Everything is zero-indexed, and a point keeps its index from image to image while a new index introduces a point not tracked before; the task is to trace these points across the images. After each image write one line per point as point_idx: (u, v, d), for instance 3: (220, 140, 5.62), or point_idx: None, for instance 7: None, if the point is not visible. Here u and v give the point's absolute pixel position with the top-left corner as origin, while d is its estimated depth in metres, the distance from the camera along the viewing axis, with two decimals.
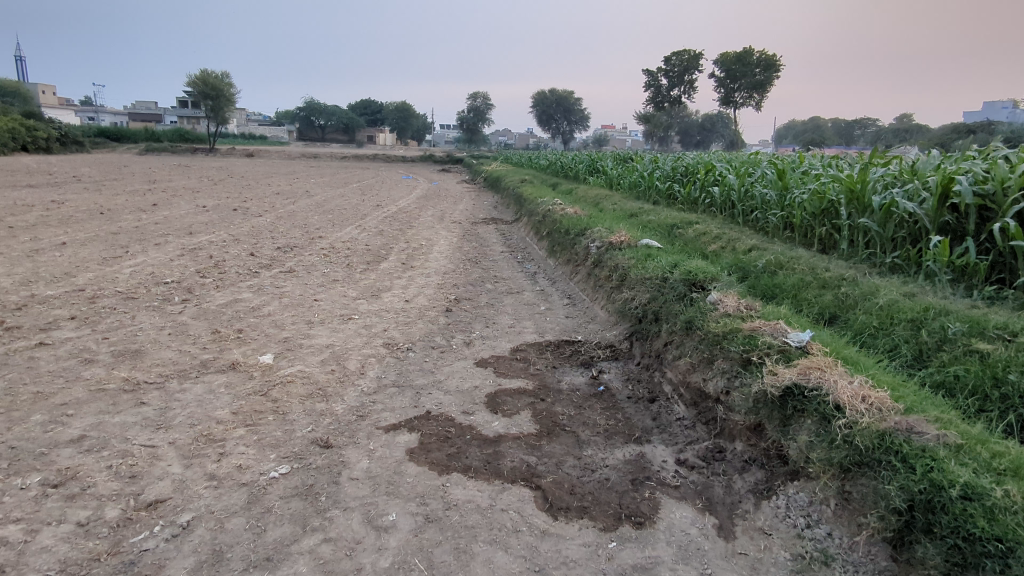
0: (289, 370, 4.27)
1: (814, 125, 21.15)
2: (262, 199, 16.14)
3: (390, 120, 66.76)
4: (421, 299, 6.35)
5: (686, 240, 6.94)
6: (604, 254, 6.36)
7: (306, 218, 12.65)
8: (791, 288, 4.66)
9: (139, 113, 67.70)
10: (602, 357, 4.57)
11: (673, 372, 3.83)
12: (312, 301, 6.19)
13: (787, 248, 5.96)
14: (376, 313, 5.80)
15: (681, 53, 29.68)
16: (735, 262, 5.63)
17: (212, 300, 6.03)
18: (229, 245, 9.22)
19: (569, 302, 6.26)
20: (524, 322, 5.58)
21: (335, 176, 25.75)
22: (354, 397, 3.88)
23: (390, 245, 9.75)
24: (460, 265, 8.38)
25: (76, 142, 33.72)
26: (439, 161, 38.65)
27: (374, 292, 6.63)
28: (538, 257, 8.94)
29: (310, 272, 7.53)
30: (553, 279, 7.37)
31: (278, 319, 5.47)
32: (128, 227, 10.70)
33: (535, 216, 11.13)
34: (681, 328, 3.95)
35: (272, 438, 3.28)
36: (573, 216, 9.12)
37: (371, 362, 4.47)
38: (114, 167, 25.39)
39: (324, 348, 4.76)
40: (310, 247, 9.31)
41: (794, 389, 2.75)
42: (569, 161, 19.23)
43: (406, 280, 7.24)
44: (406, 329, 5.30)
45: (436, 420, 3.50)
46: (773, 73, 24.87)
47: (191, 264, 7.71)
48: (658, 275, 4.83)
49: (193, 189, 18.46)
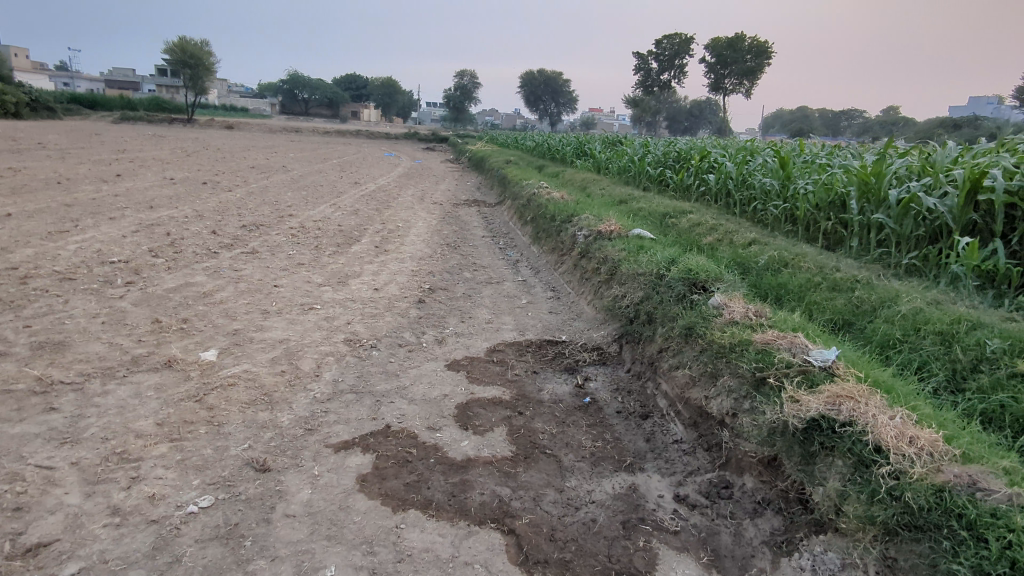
0: (235, 369, 3.74)
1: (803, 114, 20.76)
2: (235, 173, 15.40)
3: (375, 96, 65.35)
4: (392, 288, 5.83)
5: (680, 231, 6.46)
6: (592, 244, 5.88)
7: (278, 195, 12.00)
8: (798, 289, 4.21)
9: (115, 81, 65.72)
10: (588, 361, 4.10)
11: (669, 385, 3.38)
12: (272, 287, 5.62)
13: (790, 243, 5.52)
14: (340, 303, 5.27)
15: (672, 36, 29.00)
16: (735, 257, 5.17)
17: (161, 284, 5.45)
18: (191, 222, 8.57)
19: (553, 295, 5.78)
20: (503, 317, 5.08)
21: (316, 151, 24.95)
22: (304, 406, 3.37)
23: (365, 226, 9.19)
24: (437, 250, 7.83)
25: (47, 107, 32.34)
26: (423, 140, 37.73)
27: (342, 279, 6.08)
28: (522, 244, 8.42)
29: (274, 254, 6.95)
30: (536, 269, 6.87)
31: (230, 308, 4.92)
32: (84, 198, 9.96)
33: (520, 200, 10.58)
34: (680, 334, 3.48)
35: (198, 459, 2.76)
36: (559, 200, 8.62)
37: (328, 361, 3.96)
38: (85, 134, 24.28)
39: (277, 344, 4.23)
40: (278, 227, 8.68)
41: (821, 422, 2.29)
42: (556, 143, 18.62)
43: (378, 266, 6.69)
44: (372, 323, 4.78)
45: (395, 438, 3.01)
46: (765, 60, 24.33)
47: (144, 242, 7.08)
48: (653, 271, 4.35)
49: (162, 160, 17.65)
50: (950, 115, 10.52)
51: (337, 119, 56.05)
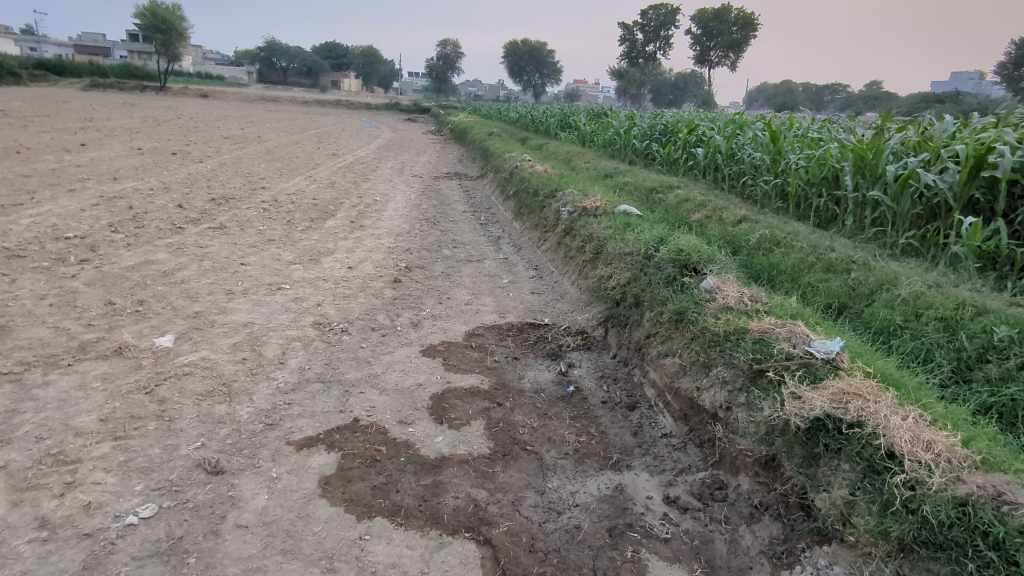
0: (192, 356, 3.46)
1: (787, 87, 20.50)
2: (207, 144, 14.85)
3: (355, 65, 63.83)
4: (367, 266, 5.56)
5: (667, 207, 6.23)
6: (576, 221, 5.63)
7: (252, 167, 11.56)
8: (792, 270, 4.01)
9: (84, 46, 63.42)
10: (572, 346, 3.89)
11: (658, 373, 3.18)
12: (238, 266, 5.31)
13: (781, 220, 5.32)
14: (311, 283, 4.98)
15: (658, 7, 28.44)
16: (725, 235, 4.96)
17: (118, 262, 5.11)
18: (156, 195, 8.16)
19: (535, 275, 5.53)
20: (483, 298, 4.84)
21: (293, 121, 24.28)
22: (266, 397, 3.12)
23: (341, 200, 8.85)
24: (416, 225, 7.53)
25: (12, 73, 31.04)
26: (404, 111, 36.94)
27: (314, 257, 5.78)
28: (504, 219, 8.14)
29: (243, 230, 6.61)
30: (519, 246, 6.61)
31: (192, 288, 4.62)
32: (44, 169, 9.46)
33: (502, 173, 10.26)
34: (670, 319, 3.26)
35: (143, 460, 2.50)
36: (543, 175, 8.33)
37: (294, 347, 3.69)
38: (52, 101, 23.35)
39: (241, 328, 3.96)
40: (249, 200, 8.31)
41: (827, 422, 2.10)
42: (540, 114, 18.20)
43: (353, 243, 6.39)
44: (343, 304, 4.51)
45: (364, 434, 2.78)
46: (751, 32, 23.95)
47: (104, 216, 6.69)
48: (640, 251, 4.12)
49: (131, 129, 16.95)
50: (932, 90, 10.37)
51: (316, 88, 54.70)
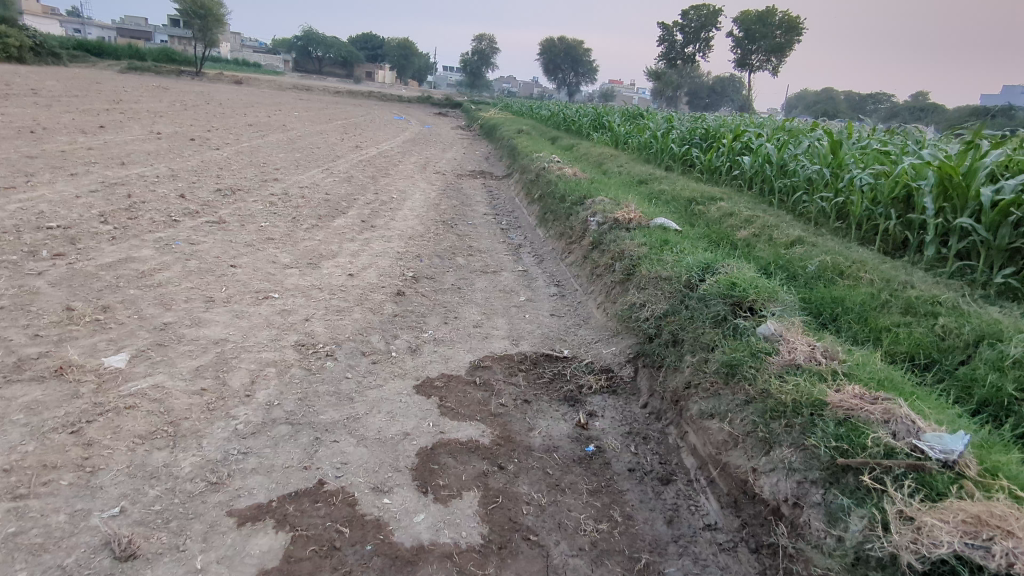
0: (144, 382, 2.93)
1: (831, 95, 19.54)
2: (229, 131, 14.51)
3: (389, 57, 63.75)
4: (369, 275, 5.00)
5: (709, 223, 5.58)
6: (605, 234, 5.01)
7: (269, 156, 11.13)
8: (863, 308, 3.34)
9: (127, 30, 64.34)
10: (594, 389, 3.27)
11: (701, 439, 2.54)
12: (227, 268, 4.79)
13: (843, 244, 4.63)
14: (303, 292, 4.44)
15: (700, 7, 27.50)
16: (777, 260, 4.30)
17: (96, 257, 4.63)
18: (161, 184, 7.72)
19: (556, 293, 4.91)
20: (495, 320, 4.23)
21: (322, 111, 24.00)
22: (218, 442, 2.56)
23: (356, 196, 8.34)
24: (431, 228, 6.96)
25: (52, 53, 31.25)
26: (435, 104, 36.57)
27: (313, 261, 5.24)
28: (527, 225, 7.54)
29: (244, 226, 6.11)
30: (540, 257, 6.00)
31: (168, 294, 4.10)
32: (53, 150, 9.13)
33: (528, 175, 9.65)
34: (717, 371, 2.63)
35: (38, 534, 1.96)
36: (571, 178, 7.72)
37: (267, 376, 3.14)
38: (86, 83, 23.37)
39: (211, 346, 3.42)
40: (257, 193, 7.83)
41: (959, 568, 1.45)
42: (572, 113, 17.55)
43: (359, 246, 5.84)
44: (334, 321, 3.95)
45: (326, 506, 2.20)
46: (795, 36, 22.94)
47: (97, 205, 6.25)
48: (681, 277, 3.49)
49: (155, 112, 16.73)
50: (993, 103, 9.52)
51: (350, 79, 54.65)
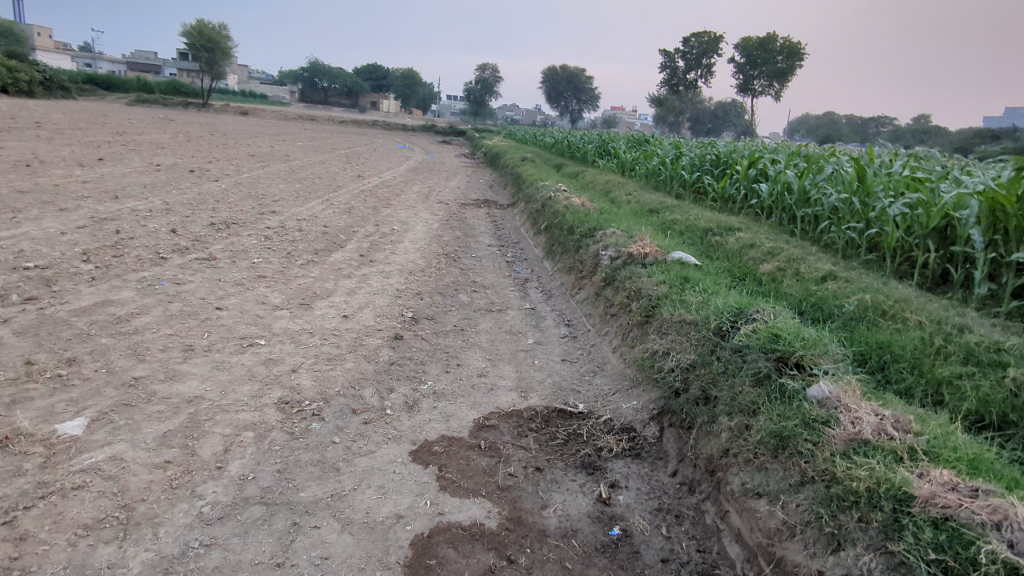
0: (101, 453, 2.55)
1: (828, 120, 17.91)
2: (230, 162, 14.32)
3: (393, 87, 64.34)
4: (365, 316, 4.64)
5: (729, 256, 5.25)
6: (619, 270, 4.66)
7: (269, 188, 10.88)
8: (919, 356, 2.96)
9: (137, 64, 65.29)
10: (615, 453, 2.87)
11: (748, 524, 2.14)
12: (212, 311, 4.44)
13: (880, 280, 4.27)
14: (293, 338, 4.08)
15: (701, 34, 27.49)
16: (810, 298, 3.94)
17: (71, 302, 4.30)
18: (153, 218, 7.43)
19: (567, 335, 4.53)
20: (501, 367, 3.85)
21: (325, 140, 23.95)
22: (178, 531, 2.17)
23: (355, 228, 8.04)
24: (432, 262, 6.63)
25: (62, 87, 31.43)
26: (439, 133, 36.64)
27: (305, 301, 4.89)
28: (533, 257, 7.20)
29: (235, 264, 5.79)
30: (549, 293, 5.63)
31: (144, 343, 3.75)
32: (46, 184, 8.90)
33: (533, 204, 9.35)
34: (763, 441, 2.24)
35: None
36: (580, 208, 7.40)
37: (243, 442, 2.75)
38: (90, 115, 23.42)
39: (183, 405, 3.05)
40: (252, 227, 7.53)
41: None
42: (577, 140, 17.36)
43: (355, 283, 5.49)
44: (324, 371, 3.58)
45: None
46: (797, 61, 22.78)
47: (82, 242, 5.95)
48: (709, 323, 3.11)
49: (157, 144, 16.61)
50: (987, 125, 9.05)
51: (356, 109, 55.05)
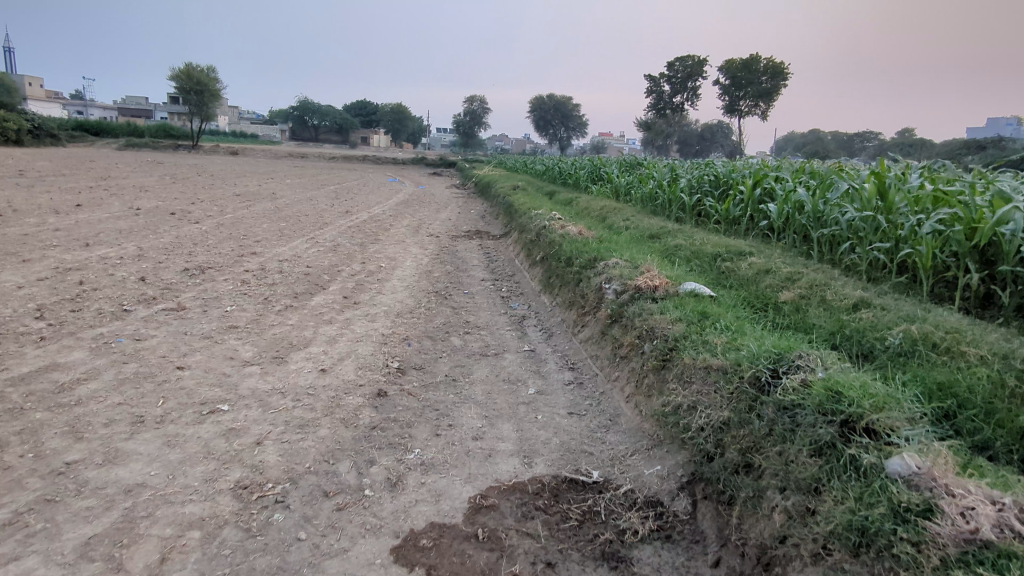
0: None
1: (814, 138, 17.68)
2: (214, 202, 13.93)
3: (382, 122, 64.62)
4: (346, 368, 4.15)
5: (743, 284, 4.81)
6: (626, 305, 4.20)
7: (252, 227, 10.45)
8: (995, 401, 2.48)
9: (128, 109, 65.56)
10: (641, 538, 2.36)
11: None
12: (172, 371, 3.93)
13: (919, 306, 3.82)
14: (261, 400, 3.58)
15: (684, 58, 27.53)
16: (843, 331, 3.49)
17: (10, 368, 3.79)
18: (123, 266, 6.96)
19: (572, 381, 4.05)
20: (499, 425, 3.35)
21: (314, 176, 23.71)
22: None
23: (341, 267, 7.58)
24: (422, 301, 6.17)
25: (50, 134, 31.17)
26: (429, 165, 36.56)
27: (279, 353, 4.39)
28: (530, 291, 6.74)
29: (205, 313, 5.30)
30: (549, 332, 5.15)
31: (85, 416, 3.24)
32: (15, 234, 8.44)
33: (527, 234, 8.92)
34: (839, 535, 1.74)
35: None
36: (577, 236, 6.98)
37: (185, 548, 2.24)
38: (75, 161, 23.14)
39: (119, 497, 2.54)
40: (230, 271, 7.06)
41: None
42: (568, 166, 17.08)
43: (337, 330, 5.00)
44: (295, 442, 3.08)
45: None
46: (782, 81, 22.69)
47: (39, 296, 5.46)
48: (742, 371, 2.64)
49: (140, 186, 16.24)
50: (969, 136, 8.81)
51: (346, 145, 55.17)
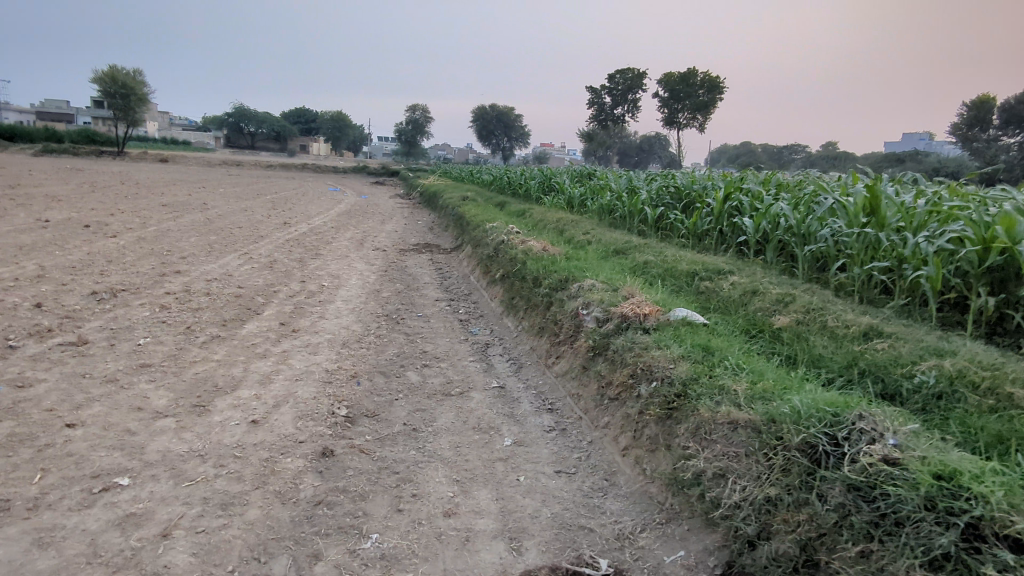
0: None
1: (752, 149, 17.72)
2: (135, 213, 12.77)
3: (321, 129, 62.89)
4: (283, 418, 3.45)
5: (730, 308, 4.38)
6: (611, 337, 3.68)
7: (177, 241, 9.46)
8: None
9: (45, 113, 61.59)
10: None
11: None
12: (59, 430, 3.14)
13: (935, 334, 3.48)
14: (174, 468, 2.84)
15: (625, 70, 27.57)
16: (859, 365, 3.08)
17: None
18: (18, 289, 5.98)
19: (554, 427, 3.48)
20: (476, 493, 2.74)
21: (249, 185, 22.46)
22: None
23: (278, 287, 6.80)
24: (370, 327, 5.48)
25: None
26: (369, 174, 35.53)
27: (200, 400, 3.63)
28: (490, 313, 6.17)
29: (112, 349, 4.45)
30: (518, 363, 4.58)
31: None
32: None
33: (482, 249, 8.33)
34: None
35: None
36: (539, 252, 6.45)
37: None
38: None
39: None
40: (148, 294, 6.17)
41: None
42: (515, 176, 16.63)
43: (272, 366, 4.27)
44: (215, 531, 2.38)
45: None
46: (719, 94, 22.89)
47: None
48: (783, 433, 2.14)
49: (50, 195, 14.80)
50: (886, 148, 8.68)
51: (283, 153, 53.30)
